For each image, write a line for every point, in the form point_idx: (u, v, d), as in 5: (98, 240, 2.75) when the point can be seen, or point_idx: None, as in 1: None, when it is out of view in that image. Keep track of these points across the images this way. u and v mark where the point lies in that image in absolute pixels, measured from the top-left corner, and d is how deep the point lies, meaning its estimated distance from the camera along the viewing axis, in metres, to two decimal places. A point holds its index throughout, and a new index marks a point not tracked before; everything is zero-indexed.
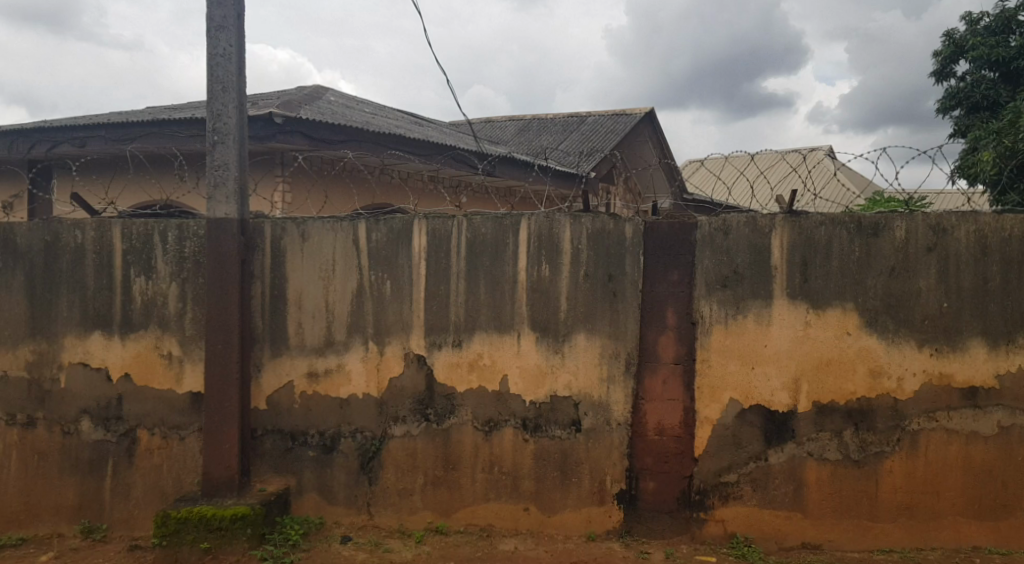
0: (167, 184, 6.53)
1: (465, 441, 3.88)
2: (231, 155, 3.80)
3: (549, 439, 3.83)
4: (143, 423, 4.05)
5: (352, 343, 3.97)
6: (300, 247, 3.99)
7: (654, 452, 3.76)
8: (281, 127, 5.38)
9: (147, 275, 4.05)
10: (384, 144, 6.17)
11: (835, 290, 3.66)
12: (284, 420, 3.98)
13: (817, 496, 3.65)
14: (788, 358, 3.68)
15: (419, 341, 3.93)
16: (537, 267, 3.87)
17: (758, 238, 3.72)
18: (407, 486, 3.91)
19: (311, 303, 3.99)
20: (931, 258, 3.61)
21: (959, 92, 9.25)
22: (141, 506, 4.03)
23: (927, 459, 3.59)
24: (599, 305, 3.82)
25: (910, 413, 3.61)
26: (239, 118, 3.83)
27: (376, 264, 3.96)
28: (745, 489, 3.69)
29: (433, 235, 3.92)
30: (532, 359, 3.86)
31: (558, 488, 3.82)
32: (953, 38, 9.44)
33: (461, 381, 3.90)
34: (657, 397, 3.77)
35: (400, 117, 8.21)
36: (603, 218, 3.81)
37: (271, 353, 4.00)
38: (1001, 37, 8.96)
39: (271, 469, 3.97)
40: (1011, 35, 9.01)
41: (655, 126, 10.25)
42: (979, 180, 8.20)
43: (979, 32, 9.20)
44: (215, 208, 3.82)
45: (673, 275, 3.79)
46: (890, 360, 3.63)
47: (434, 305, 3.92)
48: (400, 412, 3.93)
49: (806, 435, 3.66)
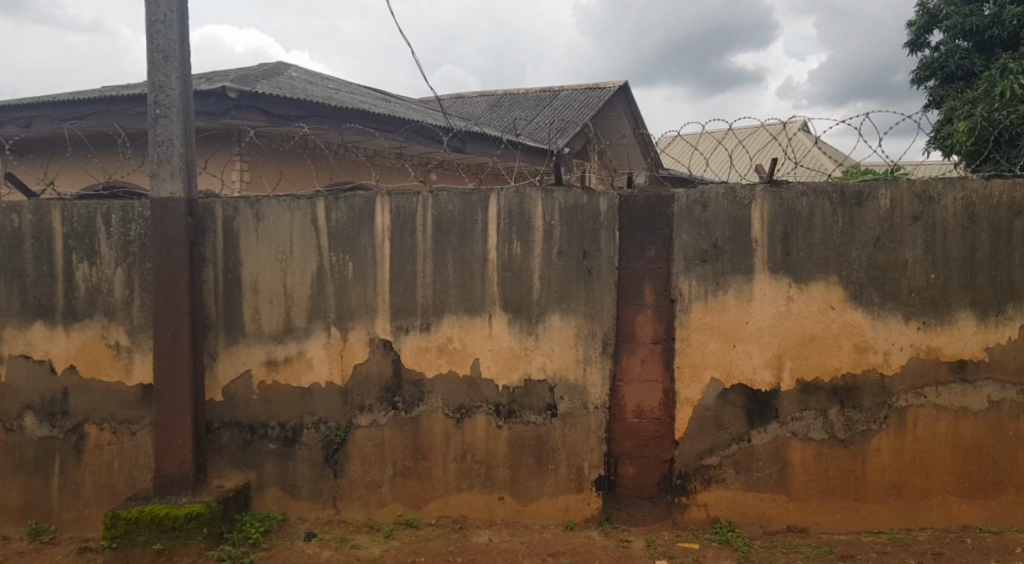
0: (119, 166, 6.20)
1: (435, 430, 3.69)
2: (176, 131, 3.53)
3: (524, 425, 3.65)
4: (91, 419, 3.80)
5: (313, 329, 3.74)
6: (254, 228, 3.75)
7: (633, 435, 3.60)
8: (235, 102, 5.10)
9: (90, 261, 3.78)
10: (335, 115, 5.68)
11: (818, 263, 3.50)
12: (242, 411, 3.76)
13: (802, 478, 3.51)
14: (770, 335, 3.53)
15: (384, 325, 3.71)
16: (508, 245, 3.66)
17: (738, 210, 3.55)
18: (375, 478, 3.71)
19: (268, 288, 3.75)
20: (917, 228, 3.46)
21: (933, 62, 9.16)
22: (90, 506, 3.79)
23: (915, 436, 3.46)
24: (574, 283, 3.63)
25: (897, 389, 3.47)
26: (183, 90, 3.55)
27: (336, 245, 3.73)
28: (728, 471, 3.55)
29: (397, 213, 3.70)
30: (505, 342, 3.67)
31: (533, 475, 3.64)
32: (926, 8, 9.35)
33: (430, 367, 3.69)
34: (636, 379, 3.60)
35: (365, 93, 7.91)
36: (577, 192, 3.61)
37: (226, 342, 3.76)
38: (975, 6, 8.90)
39: (229, 464, 3.75)
40: (985, 4, 8.97)
41: (630, 100, 10.06)
42: (954, 151, 8.11)
43: (953, 1, 9.11)
44: (160, 188, 3.54)
45: (650, 250, 3.61)
46: (876, 335, 3.49)
47: (400, 287, 3.71)
48: (366, 400, 3.72)
49: (791, 414, 3.52)
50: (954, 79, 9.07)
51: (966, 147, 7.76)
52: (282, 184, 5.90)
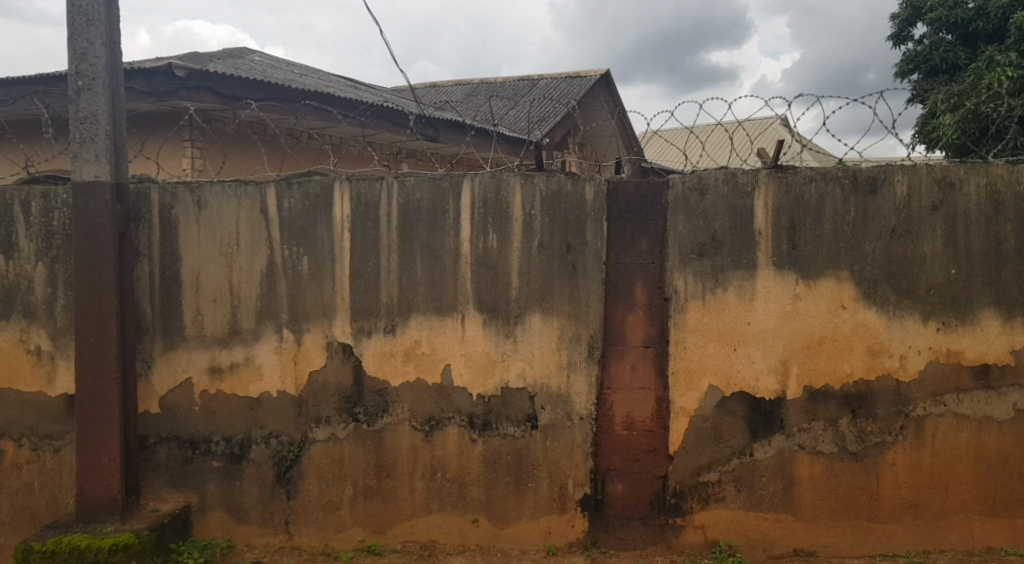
0: (48, 153, 5.62)
1: (402, 444, 3.28)
2: (102, 105, 3.08)
3: (500, 438, 3.25)
4: (9, 433, 3.34)
5: (262, 332, 3.32)
6: (195, 217, 3.31)
7: (622, 449, 3.22)
8: (184, 81, 4.64)
9: (7, 255, 3.32)
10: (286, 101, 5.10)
11: (827, 256, 3.15)
12: (181, 425, 3.32)
13: (810, 496, 3.16)
14: (775, 338, 3.17)
15: (344, 328, 3.30)
16: (483, 236, 3.26)
17: (739, 198, 3.19)
18: (333, 499, 3.29)
19: (211, 285, 3.32)
20: (937, 218, 3.12)
21: (917, 55, 8.91)
22: (7, 534, 3.33)
23: (934, 449, 3.12)
24: (556, 280, 3.24)
25: (915, 397, 3.13)
26: (110, 60, 3.10)
27: (289, 237, 3.30)
28: (729, 489, 3.19)
29: (358, 201, 3.28)
30: (479, 346, 3.27)
31: (511, 495, 3.25)
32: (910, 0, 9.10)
33: (396, 373, 3.29)
34: (626, 386, 3.23)
35: (334, 79, 7.44)
36: (560, 177, 3.23)
37: (163, 347, 3.32)
38: None
39: (167, 485, 3.32)
40: None
41: (611, 89, 9.69)
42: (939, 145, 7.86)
43: None
44: (82, 170, 3.08)
45: (641, 243, 3.24)
46: (891, 338, 3.14)
47: (362, 284, 3.29)
48: (323, 412, 3.30)
49: (797, 425, 3.17)
50: (939, 72, 8.80)
51: (952, 141, 7.39)
52: (225, 169, 5.39)
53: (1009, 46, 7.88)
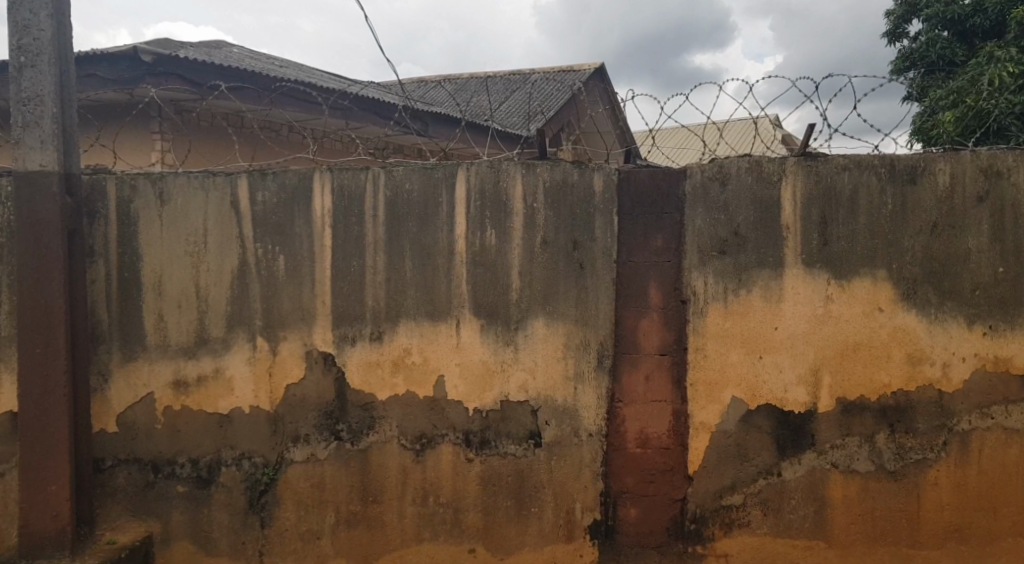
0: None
1: (389, 465, 2.94)
2: (47, 84, 2.73)
3: (500, 458, 2.92)
4: None
5: (233, 341, 2.97)
6: (158, 212, 2.96)
7: (635, 468, 2.89)
8: (151, 67, 4.30)
9: None
10: (264, 90, 4.78)
11: (862, 254, 2.84)
12: (142, 446, 2.96)
13: (844, 520, 2.85)
14: (804, 344, 2.86)
15: (324, 335, 2.95)
16: (479, 232, 2.93)
17: (764, 189, 2.87)
18: (313, 527, 2.94)
19: (175, 289, 2.96)
20: (982, 211, 2.82)
21: (912, 53, 8.17)
22: None
23: (980, 467, 2.82)
24: (562, 281, 2.91)
25: (959, 410, 2.83)
26: (57, 33, 2.75)
27: (263, 234, 2.95)
28: (754, 513, 2.87)
29: (340, 193, 2.94)
30: (475, 354, 2.93)
31: (512, 521, 2.91)
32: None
33: (382, 386, 2.95)
34: (639, 399, 2.90)
35: (317, 71, 7.07)
36: (565, 166, 2.90)
37: (122, 358, 2.96)
38: None
39: (126, 513, 2.95)
40: None
41: (605, 86, 9.37)
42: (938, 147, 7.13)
43: None
44: (24, 158, 2.72)
45: (655, 240, 2.91)
46: (933, 343, 2.84)
47: (345, 287, 2.95)
48: (301, 430, 2.95)
49: (830, 442, 2.85)
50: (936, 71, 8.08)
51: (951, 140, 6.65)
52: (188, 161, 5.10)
53: (1011, 43, 7.18)
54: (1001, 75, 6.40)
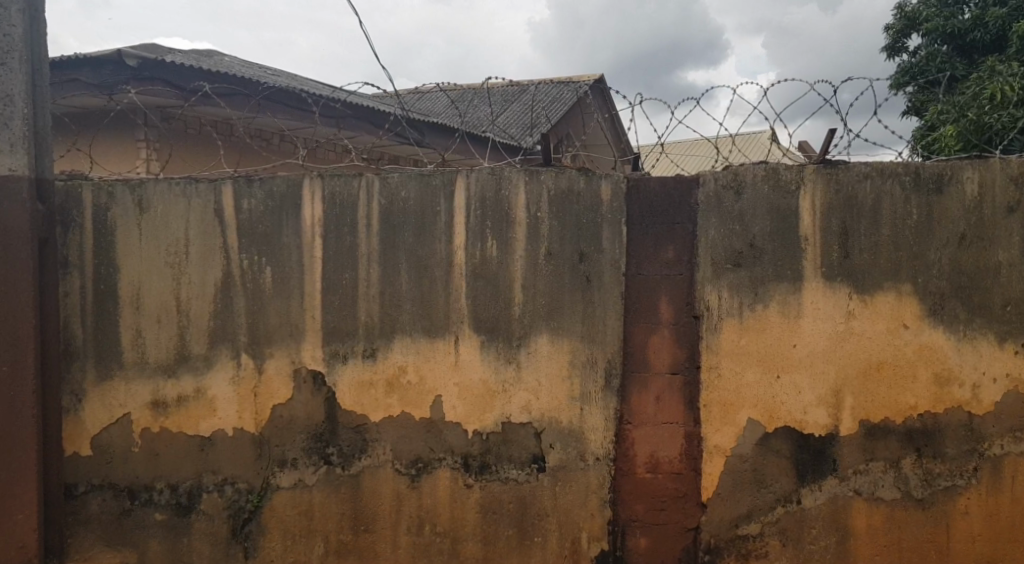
0: None
1: (383, 492, 2.75)
2: (18, 83, 2.56)
3: (500, 484, 2.73)
4: None
5: (216, 358, 2.78)
6: (136, 221, 2.78)
7: (645, 495, 2.71)
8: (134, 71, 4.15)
9: None
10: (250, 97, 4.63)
11: (886, 267, 2.68)
12: (117, 470, 2.77)
13: (868, 552, 2.66)
14: (825, 363, 2.69)
15: (314, 352, 2.77)
16: (479, 243, 2.76)
17: (782, 198, 2.71)
18: (300, 558, 2.75)
19: (154, 302, 2.78)
20: (1012, 222, 2.66)
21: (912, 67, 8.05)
22: None
23: (1014, 495, 2.64)
24: (567, 295, 2.74)
25: (990, 433, 2.65)
26: (29, 30, 2.59)
27: (250, 244, 2.77)
28: (773, 543, 2.69)
29: (332, 201, 2.77)
30: (475, 373, 2.75)
31: (514, 552, 2.72)
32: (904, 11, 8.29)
33: (375, 408, 2.76)
34: (649, 421, 2.72)
35: (310, 81, 6.91)
36: (570, 174, 2.74)
37: (97, 376, 2.77)
38: (956, 9, 7.86)
39: (99, 542, 2.75)
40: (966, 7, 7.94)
41: (604, 98, 9.24)
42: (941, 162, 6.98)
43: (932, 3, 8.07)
44: None
45: (666, 252, 2.75)
46: (962, 363, 2.67)
47: (336, 301, 2.77)
48: (288, 453, 2.76)
49: (853, 467, 2.67)
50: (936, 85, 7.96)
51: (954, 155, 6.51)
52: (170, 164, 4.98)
53: (1013, 57, 7.07)
54: (1004, 89, 6.27)
